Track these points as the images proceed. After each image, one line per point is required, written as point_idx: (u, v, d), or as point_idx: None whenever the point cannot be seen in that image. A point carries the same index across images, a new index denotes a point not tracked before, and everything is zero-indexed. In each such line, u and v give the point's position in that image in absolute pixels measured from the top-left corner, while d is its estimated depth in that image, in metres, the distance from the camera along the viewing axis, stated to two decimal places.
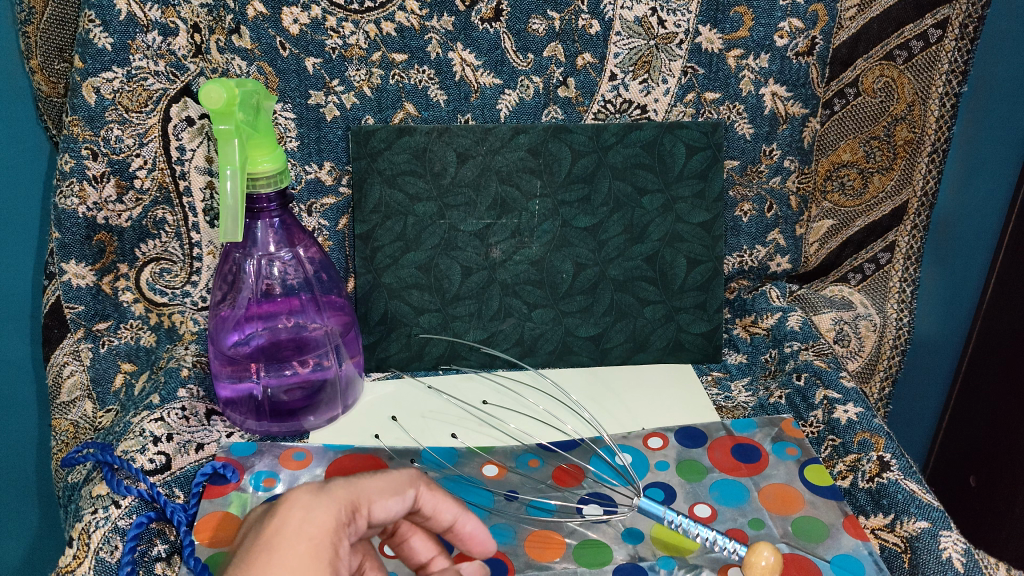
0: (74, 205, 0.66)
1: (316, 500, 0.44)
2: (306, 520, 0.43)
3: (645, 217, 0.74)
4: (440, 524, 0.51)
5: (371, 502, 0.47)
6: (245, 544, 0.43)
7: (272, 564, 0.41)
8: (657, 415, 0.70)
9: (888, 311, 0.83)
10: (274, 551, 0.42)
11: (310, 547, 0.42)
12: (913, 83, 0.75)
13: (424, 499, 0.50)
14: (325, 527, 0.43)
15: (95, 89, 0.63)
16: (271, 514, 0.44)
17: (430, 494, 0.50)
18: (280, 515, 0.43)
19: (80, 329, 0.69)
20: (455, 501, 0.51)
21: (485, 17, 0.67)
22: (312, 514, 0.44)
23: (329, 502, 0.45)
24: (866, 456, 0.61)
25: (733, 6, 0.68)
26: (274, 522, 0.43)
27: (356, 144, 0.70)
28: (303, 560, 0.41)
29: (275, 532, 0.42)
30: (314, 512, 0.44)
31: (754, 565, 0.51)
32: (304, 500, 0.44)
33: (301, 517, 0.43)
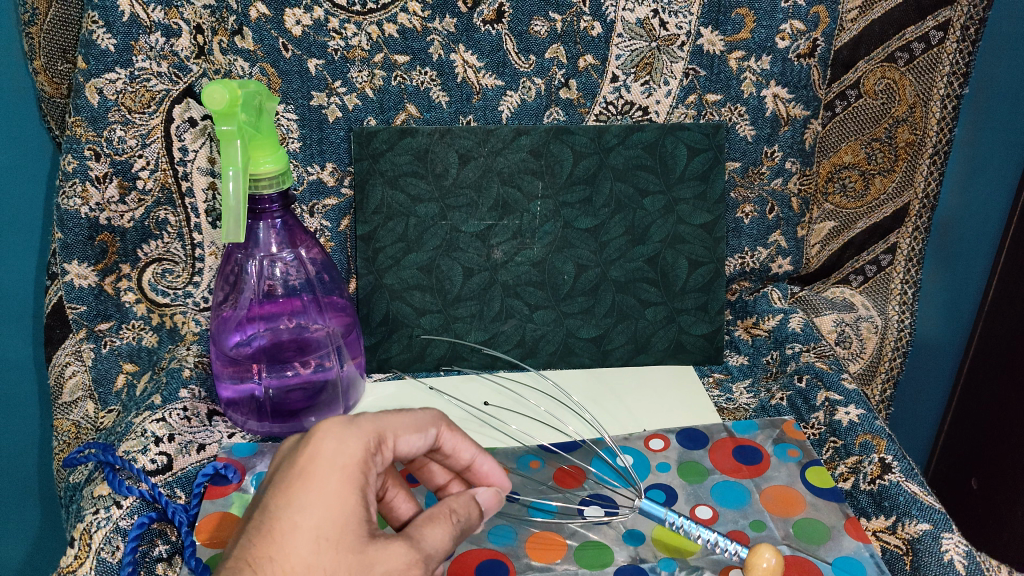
0: (76, 205, 0.66)
1: (346, 432, 0.46)
2: (337, 451, 0.45)
3: (647, 219, 0.74)
4: (458, 464, 0.54)
5: (398, 436, 0.48)
6: (280, 470, 0.45)
7: (306, 494, 0.43)
8: (659, 417, 0.70)
9: (890, 313, 0.83)
10: (308, 480, 0.43)
11: (342, 477, 0.44)
12: (915, 85, 0.75)
13: (445, 440, 0.52)
14: (355, 458, 0.45)
15: (98, 89, 0.63)
16: (303, 444, 0.45)
17: (450, 435, 0.52)
18: (312, 446, 0.45)
19: (82, 329, 0.69)
20: (473, 442, 0.54)
21: (488, 19, 0.67)
22: (343, 446, 0.45)
23: (358, 434, 0.46)
24: (867, 458, 0.61)
25: (735, 8, 0.68)
26: (307, 452, 0.45)
27: (359, 145, 0.70)
28: (334, 489, 0.43)
29: (308, 463, 0.44)
30: (345, 442, 0.45)
31: (755, 567, 0.51)
32: (334, 431, 0.46)
33: (333, 448, 0.45)
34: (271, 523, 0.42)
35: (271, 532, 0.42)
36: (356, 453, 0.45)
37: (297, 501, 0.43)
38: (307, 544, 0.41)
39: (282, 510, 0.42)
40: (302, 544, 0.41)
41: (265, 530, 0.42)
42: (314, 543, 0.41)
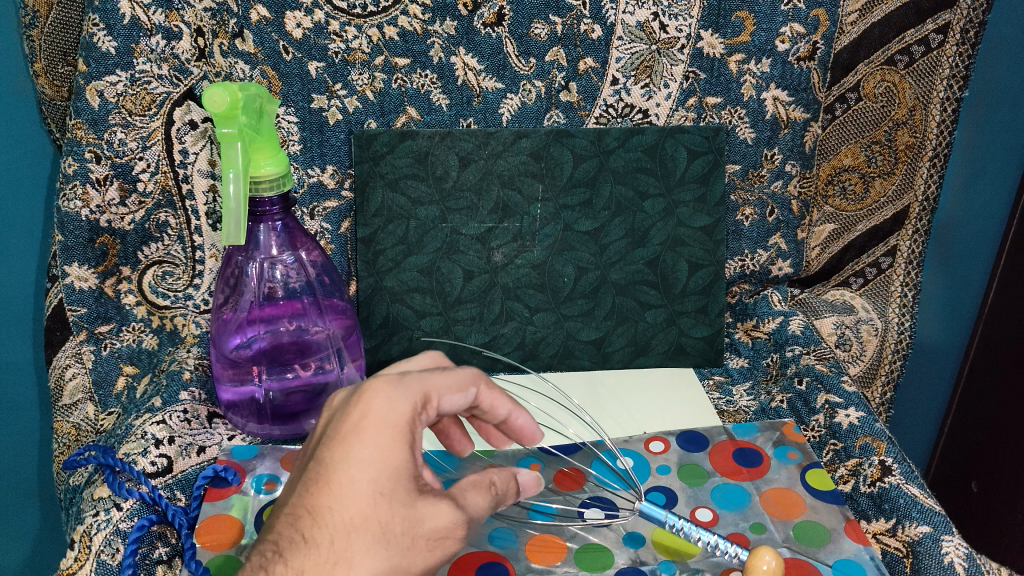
0: (77, 207, 0.66)
1: (395, 391, 0.46)
2: (386, 409, 0.45)
3: (647, 221, 0.74)
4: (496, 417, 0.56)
5: (443, 396, 0.49)
6: (331, 424, 0.46)
7: (360, 448, 0.44)
8: (659, 420, 0.70)
9: (890, 316, 0.83)
10: (360, 437, 0.44)
11: (392, 435, 0.44)
12: (915, 88, 0.75)
13: (484, 398, 0.53)
14: (404, 419, 0.45)
15: (99, 92, 0.63)
16: (352, 400, 0.46)
17: (488, 393, 0.53)
18: (363, 403, 0.45)
19: (83, 332, 0.69)
20: (509, 399, 0.55)
21: (488, 22, 0.67)
22: (392, 404, 0.45)
23: (407, 392, 0.46)
24: (868, 461, 0.61)
25: (736, 11, 0.68)
26: (358, 409, 0.45)
27: (359, 148, 0.70)
28: (385, 447, 0.44)
29: (360, 420, 0.44)
30: (394, 402, 0.45)
31: (755, 568, 0.51)
32: (384, 389, 0.46)
33: (384, 406, 0.45)
34: (327, 475, 0.43)
35: (329, 483, 0.43)
36: (406, 413, 0.45)
37: (351, 455, 0.43)
38: (363, 497, 0.43)
39: (337, 464, 0.43)
40: (356, 497, 0.43)
41: (322, 481, 0.43)
42: (369, 496, 0.43)
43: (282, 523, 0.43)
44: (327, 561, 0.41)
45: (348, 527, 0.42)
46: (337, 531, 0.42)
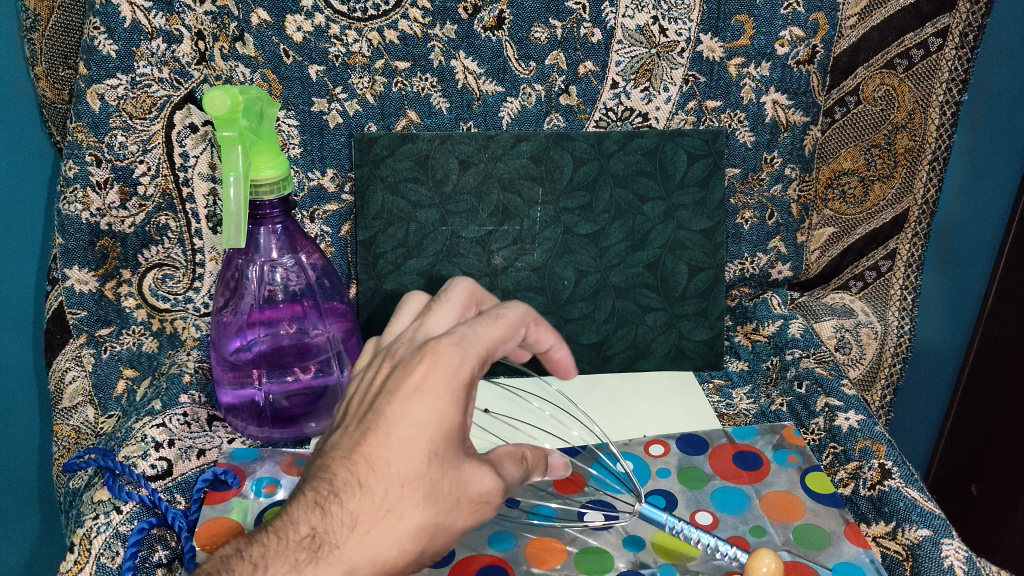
0: (77, 210, 0.66)
1: (460, 352, 0.45)
2: (450, 370, 0.44)
3: (647, 225, 0.74)
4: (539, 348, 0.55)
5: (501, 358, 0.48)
6: (394, 374, 0.45)
7: (421, 407, 0.44)
8: (660, 423, 0.70)
9: (889, 319, 0.84)
10: (424, 395, 0.44)
11: (453, 398, 0.44)
12: (914, 91, 0.75)
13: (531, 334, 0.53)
14: (466, 381, 0.45)
15: (99, 95, 0.63)
16: (418, 354, 0.45)
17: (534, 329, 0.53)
18: (428, 361, 0.44)
19: (83, 334, 0.69)
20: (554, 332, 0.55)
21: (488, 25, 0.67)
22: (456, 366, 0.44)
23: (470, 354, 0.45)
24: (867, 464, 0.61)
25: (735, 15, 0.68)
26: (424, 366, 0.44)
27: (359, 151, 0.70)
28: (445, 408, 0.44)
29: (425, 377, 0.44)
30: (460, 364, 0.44)
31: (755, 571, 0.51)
32: (449, 348, 0.45)
33: (448, 366, 0.44)
34: (387, 427, 0.44)
35: (388, 435, 0.44)
36: (470, 376, 0.45)
37: (411, 413, 0.44)
38: (419, 455, 0.43)
39: (399, 418, 0.44)
40: (414, 453, 0.43)
41: (382, 431, 0.44)
42: (425, 455, 0.44)
43: (338, 464, 0.44)
44: (380, 510, 0.43)
45: (403, 480, 0.43)
46: (392, 482, 0.43)
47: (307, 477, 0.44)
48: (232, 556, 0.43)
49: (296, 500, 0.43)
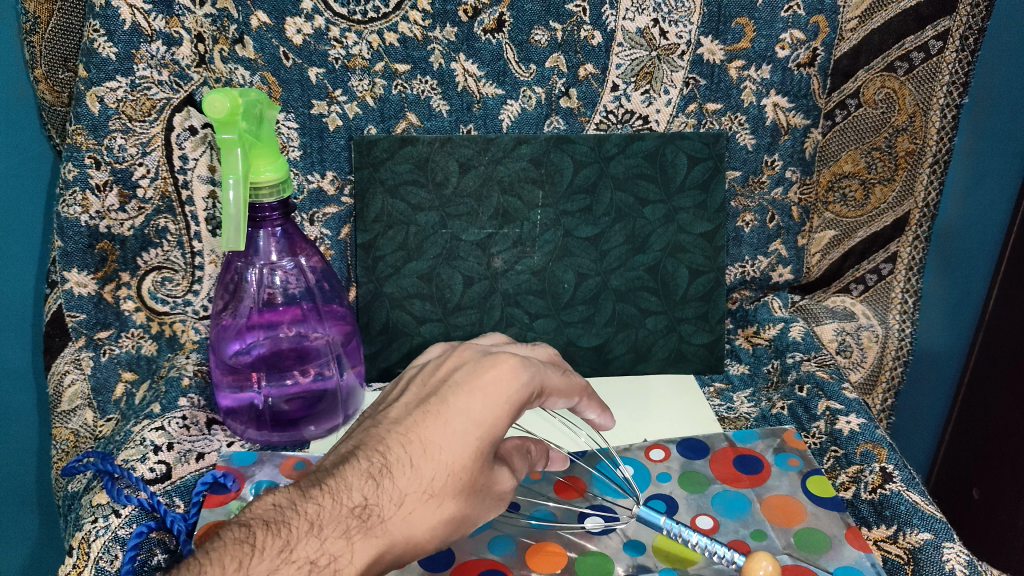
0: (76, 213, 0.66)
1: (525, 369, 0.50)
2: (515, 384, 0.50)
3: (647, 228, 0.74)
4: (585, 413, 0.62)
5: (555, 386, 0.55)
6: (461, 373, 0.51)
7: (482, 407, 0.48)
8: (688, 428, 0.69)
9: (890, 322, 0.84)
10: (485, 398, 0.49)
11: (506, 406, 0.49)
12: (914, 94, 0.74)
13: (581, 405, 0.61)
14: (525, 392, 0.50)
15: (99, 98, 0.63)
16: (485, 363, 0.50)
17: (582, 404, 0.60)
18: (499, 370, 0.50)
19: (82, 338, 0.69)
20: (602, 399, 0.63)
21: (488, 28, 0.66)
22: (519, 381, 0.50)
23: (536, 372, 0.51)
24: (869, 467, 0.61)
25: (735, 17, 0.68)
26: (489, 372, 0.50)
27: (359, 154, 0.70)
28: (501, 412, 0.49)
29: (491, 382, 0.49)
30: (520, 380, 0.50)
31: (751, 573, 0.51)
32: (518, 364, 0.50)
33: (513, 379, 0.50)
34: (448, 418, 0.48)
35: (448, 426, 0.48)
36: (525, 392, 0.50)
37: (472, 410, 0.48)
38: (469, 450, 0.48)
39: (458, 412, 0.48)
40: (463, 448, 0.48)
41: (441, 421, 0.48)
42: (472, 451, 0.48)
43: (394, 440, 0.48)
44: (424, 494, 0.47)
45: (451, 470, 0.47)
46: (440, 471, 0.47)
47: (362, 447, 0.49)
48: (285, 509, 0.46)
49: (352, 466, 0.47)
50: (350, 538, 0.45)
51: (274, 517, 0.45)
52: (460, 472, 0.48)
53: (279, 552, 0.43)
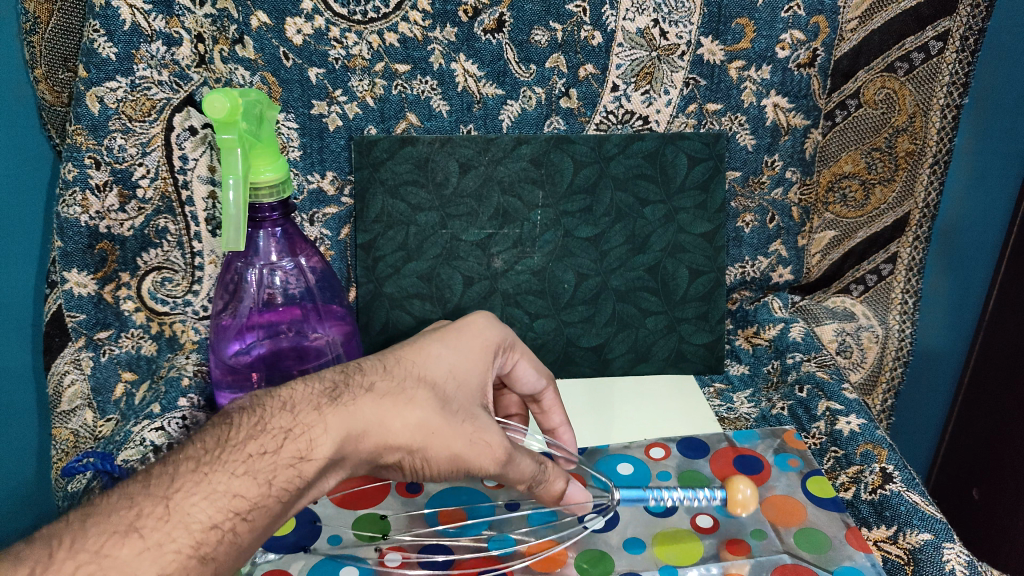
0: (76, 213, 0.65)
1: (491, 320, 0.57)
2: (483, 329, 0.56)
3: (647, 228, 0.74)
4: (546, 423, 0.64)
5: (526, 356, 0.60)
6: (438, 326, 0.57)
7: (456, 340, 0.54)
8: (612, 423, 0.70)
9: (891, 323, 0.84)
10: (457, 337, 0.54)
11: (480, 345, 0.55)
12: (914, 95, 0.74)
13: (547, 398, 0.62)
14: (496, 340, 0.56)
15: (99, 98, 0.62)
16: (457, 319, 0.56)
17: (553, 395, 0.62)
18: (470, 318, 0.57)
19: (82, 338, 0.68)
20: (564, 413, 0.63)
21: (488, 28, 0.66)
22: (488, 328, 0.56)
23: (501, 328, 0.57)
24: (869, 468, 0.61)
25: (735, 17, 0.68)
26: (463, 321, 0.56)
27: (359, 155, 0.70)
28: (470, 354, 0.54)
29: (462, 326, 0.55)
30: (491, 328, 0.56)
31: (733, 497, 0.58)
32: (486, 318, 0.57)
33: (481, 326, 0.56)
34: (422, 345, 0.53)
35: (421, 348, 0.52)
36: (495, 338, 0.56)
37: (446, 342, 0.53)
38: (441, 369, 0.51)
39: (433, 343, 0.53)
40: (437, 368, 0.51)
41: (417, 347, 0.52)
42: (445, 370, 0.51)
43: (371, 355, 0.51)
44: (394, 387, 0.49)
45: (418, 377, 0.50)
46: (410, 376, 0.50)
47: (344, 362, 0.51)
48: (261, 395, 0.46)
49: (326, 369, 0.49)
50: (321, 412, 0.45)
51: (251, 402, 0.46)
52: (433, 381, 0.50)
53: (253, 424, 0.44)
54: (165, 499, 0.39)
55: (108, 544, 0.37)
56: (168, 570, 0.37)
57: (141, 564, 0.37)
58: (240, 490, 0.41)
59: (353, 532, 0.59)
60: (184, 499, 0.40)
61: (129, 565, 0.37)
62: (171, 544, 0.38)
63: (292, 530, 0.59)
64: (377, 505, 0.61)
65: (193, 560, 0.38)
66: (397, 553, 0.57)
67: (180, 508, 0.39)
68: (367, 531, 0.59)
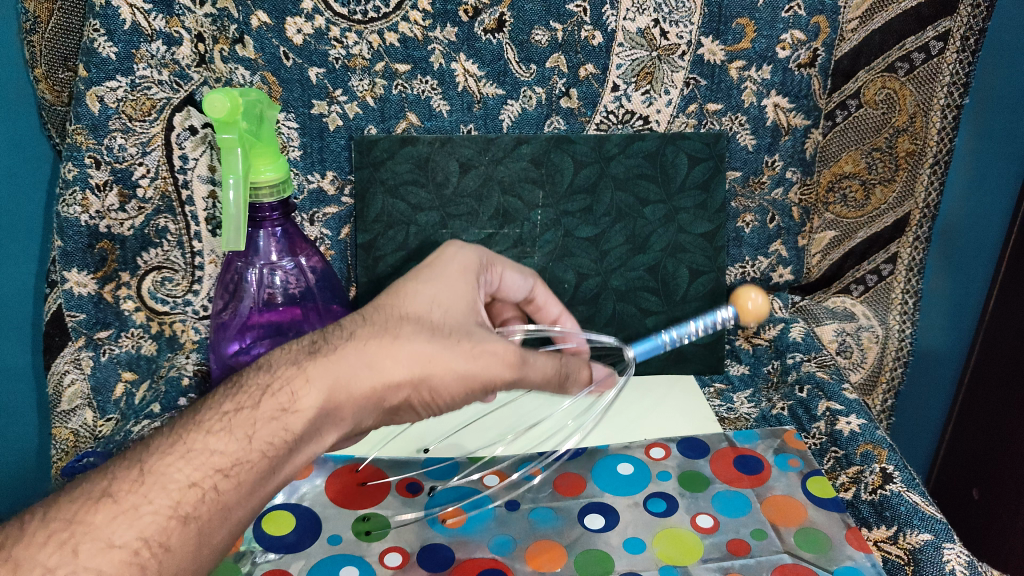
0: (76, 213, 0.65)
1: (463, 247, 0.61)
2: (456, 256, 0.59)
3: (647, 228, 0.74)
4: (547, 318, 0.70)
5: (506, 264, 0.64)
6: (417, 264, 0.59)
7: (433, 275, 0.56)
8: (603, 421, 0.71)
9: (891, 323, 0.84)
10: (433, 271, 0.57)
11: (458, 271, 0.58)
12: (915, 95, 0.74)
13: (540, 294, 0.68)
14: (472, 263, 0.59)
15: (99, 97, 0.62)
16: (432, 256, 0.59)
17: (543, 290, 0.68)
18: (442, 250, 0.60)
19: (82, 338, 0.68)
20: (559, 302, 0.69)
21: (489, 28, 0.66)
22: (460, 253, 0.60)
23: (473, 249, 0.61)
24: (869, 468, 0.61)
25: (736, 17, 0.68)
26: (439, 255, 0.59)
27: (359, 154, 0.70)
28: (449, 279, 0.56)
29: (437, 260, 0.59)
30: (464, 253, 0.60)
31: (743, 307, 0.68)
32: (458, 245, 0.61)
33: (453, 253, 0.59)
34: (400, 286, 0.55)
35: (402, 291, 0.54)
36: (472, 262, 0.60)
37: (422, 277, 0.56)
38: (422, 300, 0.53)
39: (411, 281, 0.55)
40: (417, 301, 0.53)
41: (399, 291, 0.54)
42: (427, 302, 0.54)
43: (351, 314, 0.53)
44: (381, 332, 0.50)
45: (401, 314, 0.52)
46: (393, 316, 0.52)
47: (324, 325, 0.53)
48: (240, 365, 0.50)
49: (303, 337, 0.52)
50: (300, 365, 0.48)
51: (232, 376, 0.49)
52: (415, 317, 0.52)
53: (231, 389, 0.48)
54: (140, 465, 0.44)
55: (80, 512, 0.41)
56: (146, 531, 0.42)
57: (116, 528, 0.41)
58: (217, 448, 0.45)
59: (353, 531, 0.59)
60: (160, 463, 0.44)
61: (104, 529, 0.41)
62: (148, 506, 0.42)
63: (292, 529, 0.59)
64: (377, 504, 0.61)
65: (173, 520, 0.42)
66: (398, 553, 0.57)
67: (155, 471, 0.44)
68: (367, 531, 0.59)
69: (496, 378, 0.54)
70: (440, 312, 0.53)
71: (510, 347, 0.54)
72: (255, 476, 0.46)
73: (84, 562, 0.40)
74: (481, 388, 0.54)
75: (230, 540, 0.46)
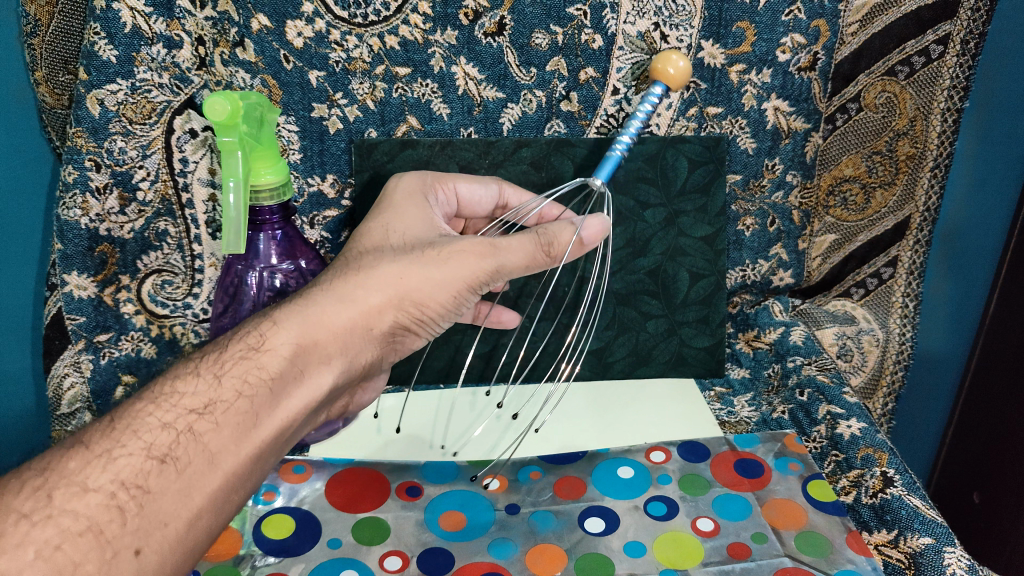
0: (76, 215, 0.65)
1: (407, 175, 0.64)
2: (405, 185, 0.63)
3: (647, 231, 0.74)
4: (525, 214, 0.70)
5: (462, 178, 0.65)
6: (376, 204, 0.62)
7: (386, 209, 0.60)
8: (604, 423, 0.71)
9: (892, 326, 0.84)
10: (387, 206, 0.60)
11: (407, 199, 0.61)
12: (915, 98, 0.74)
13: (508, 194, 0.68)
14: (419, 186, 0.63)
15: (99, 101, 0.62)
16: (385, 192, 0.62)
17: (511, 190, 0.68)
18: (390, 183, 0.63)
19: (81, 340, 0.69)
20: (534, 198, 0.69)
21: (489, 32, 0.66)
22: (403, 181, 0.63)
23: (416, 175, 0.64)
24: (869, 472, 0.61)
25: (737, 21, 0.68)
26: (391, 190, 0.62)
27: (359, 157, 0.70)
28: (400, 208, 0.60)
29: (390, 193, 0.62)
30: (414, 183, 0.63)
31: (665, 74, 0.64)
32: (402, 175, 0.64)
33: (405, 184, 0.63)
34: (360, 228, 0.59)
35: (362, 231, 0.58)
36: (419, 186, 0.63)
37: (377, 214, 0.59)
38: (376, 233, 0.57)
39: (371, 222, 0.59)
40: (375, 236, 0.57)
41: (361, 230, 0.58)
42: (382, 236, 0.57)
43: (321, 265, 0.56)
44: (347, 268, 0.54)
45: (360, 249, 0.56)
46: (353, 253, 0.56)
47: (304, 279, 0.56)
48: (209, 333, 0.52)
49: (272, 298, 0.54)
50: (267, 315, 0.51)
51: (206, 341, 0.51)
52: (373, 248, 0.56)
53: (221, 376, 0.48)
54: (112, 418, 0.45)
55: (54, 461, 0.42)
56: (122, 474, 0.42)
57: (91, 472, 0.41)
58: (186, 391, 0.46)
59: (352, 535, 0.58)
60: (139, 409, 0.45)
61: (79, 474, 0.41)
62: (122, 448, 0.43)
63: (292, 533, 0.59)
64: (376, 507, 0.61)
65: (150, 460, 0.43)
66: (397, 558, 0.57)
67: (128, 418, 0.45)
68: (367, 534, 0.58)
69: (475, 275, 0.54)
70: (397, 237, 0.57)
71: (476, 240, 0.55)
72: (238, 417, 0.46)
73: (60, 505, 0.40)
74: (468, 288, 0.55)
75: (229, 489, 0.45)
